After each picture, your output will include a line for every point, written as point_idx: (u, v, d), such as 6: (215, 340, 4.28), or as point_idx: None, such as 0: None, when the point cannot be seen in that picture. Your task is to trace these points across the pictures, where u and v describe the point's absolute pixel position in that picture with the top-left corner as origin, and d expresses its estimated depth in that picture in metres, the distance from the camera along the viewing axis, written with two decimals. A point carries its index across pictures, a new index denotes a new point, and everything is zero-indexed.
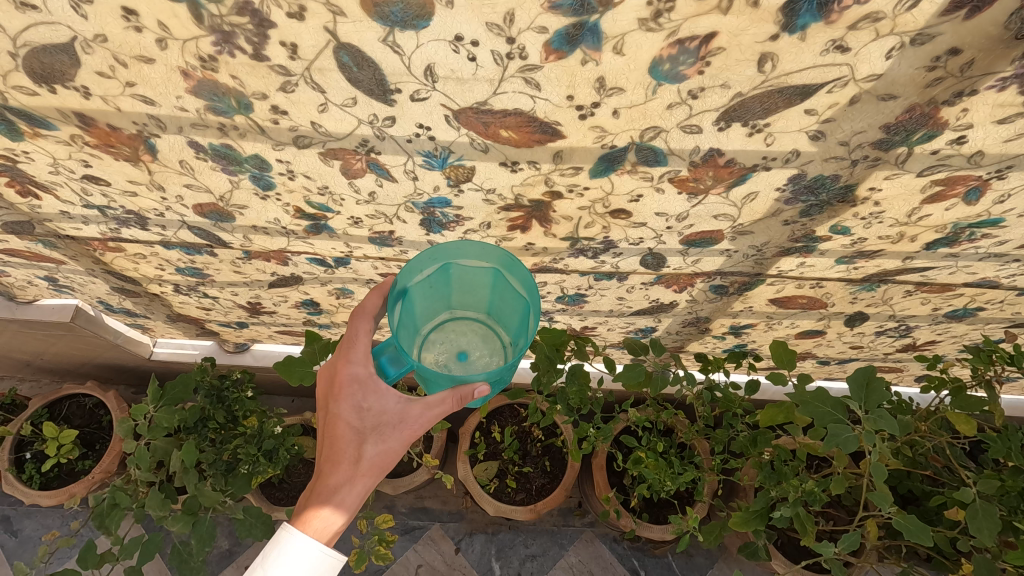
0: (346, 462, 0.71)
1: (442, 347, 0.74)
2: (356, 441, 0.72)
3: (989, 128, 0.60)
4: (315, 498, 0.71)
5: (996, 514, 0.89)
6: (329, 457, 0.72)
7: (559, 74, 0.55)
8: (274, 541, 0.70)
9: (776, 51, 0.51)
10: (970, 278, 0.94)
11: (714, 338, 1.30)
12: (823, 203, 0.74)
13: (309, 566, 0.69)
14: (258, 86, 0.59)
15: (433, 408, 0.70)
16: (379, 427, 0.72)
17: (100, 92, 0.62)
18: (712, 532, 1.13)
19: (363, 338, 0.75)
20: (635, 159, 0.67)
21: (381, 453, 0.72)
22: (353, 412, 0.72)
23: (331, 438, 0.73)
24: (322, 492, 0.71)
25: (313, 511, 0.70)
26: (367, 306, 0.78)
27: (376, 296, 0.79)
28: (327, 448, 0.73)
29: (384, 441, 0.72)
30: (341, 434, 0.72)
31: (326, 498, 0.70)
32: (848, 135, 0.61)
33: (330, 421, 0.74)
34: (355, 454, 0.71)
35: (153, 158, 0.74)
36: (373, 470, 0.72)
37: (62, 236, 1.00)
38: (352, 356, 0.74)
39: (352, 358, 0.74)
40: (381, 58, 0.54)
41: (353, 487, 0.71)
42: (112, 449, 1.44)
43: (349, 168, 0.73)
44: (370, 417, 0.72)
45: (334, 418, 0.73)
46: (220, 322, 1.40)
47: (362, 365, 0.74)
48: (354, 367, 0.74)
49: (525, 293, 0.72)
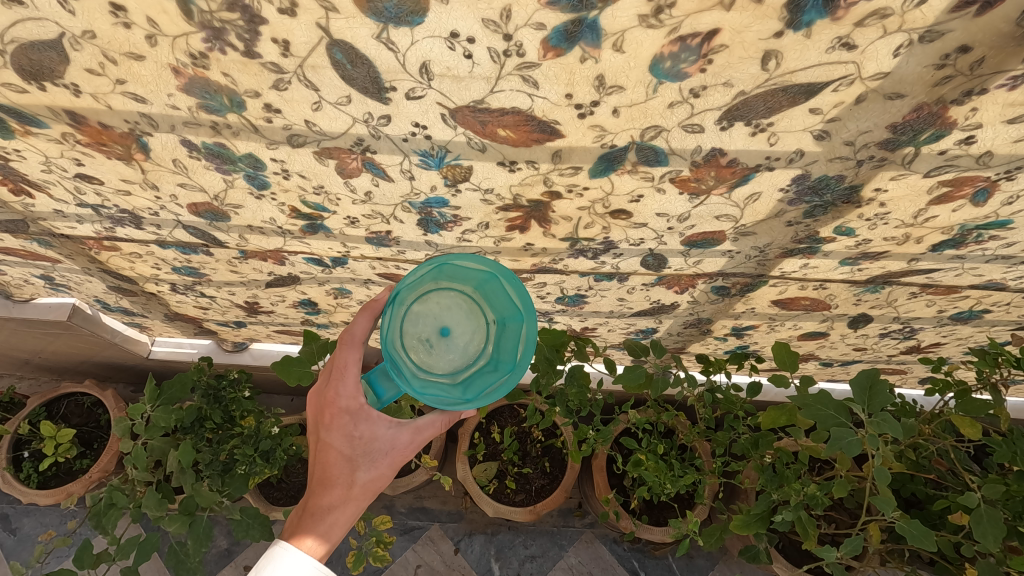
0: (339, 487, 0.71)
1: (423, 320, 0.70)
2: (348, 467, 0.72)
3: (1000, 127, 0.58)
4: (307, 521, 0.70)
5: (1002, 520, 0.87)
6: (321, 481, 0.72)
7: (558, 72, 0.54)
8: (265, 556, 0.67)
9: (780, 49, 0.49)
10: (977, 280, 0.93)
11: (716, 339, 1.28)
12: (827, 203, 0.72)
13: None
14: (251, 83, 0.58)
15: (424, 432, 0.75)
16: (371, 454, 0.73)
17: (90, 90, 0.61)
18: (712, 535, 1.12)
19: (353, 369, 0.73)
20: (635, 159, 0.66)
21: (374, 477, 0.73)
22: (344, 439, 0.72)
23: (322, 463, 0.73)
24: (315, 514, 0.70)
25: (306, 533, 0.69)
26: (356, 332, 0.72)
27: (366, 313, 0.73)
28: (318, 472, 0.73)
29: (377, 466, 0.73)
30: (333, 461, 0.72)
31: (319, 522, 0.70)
32: (854, 134, 0.60)
33: (321, 447, 0.73)
34: (347, 480, 0.71)
35: (147, 156, 0.73)
36: (366, 493, 0.73)
37: (56, 234, 0.99)
38: (342, 385, 0.73)
39: (342, 389, 0.73)
40: (375, 54, 0.53)
41: (347, 509, 0.72)
42: (109, 448, 1.43)
43: (345, 167, 0.71)
44: (362, 445, 0.72)
45: (325, 444, 0.73)
46: (217, 321, 1.38)
47: (352, 397, 0.72)
48: (345, 398, 0.72)
49: (520, 303, 0.68)
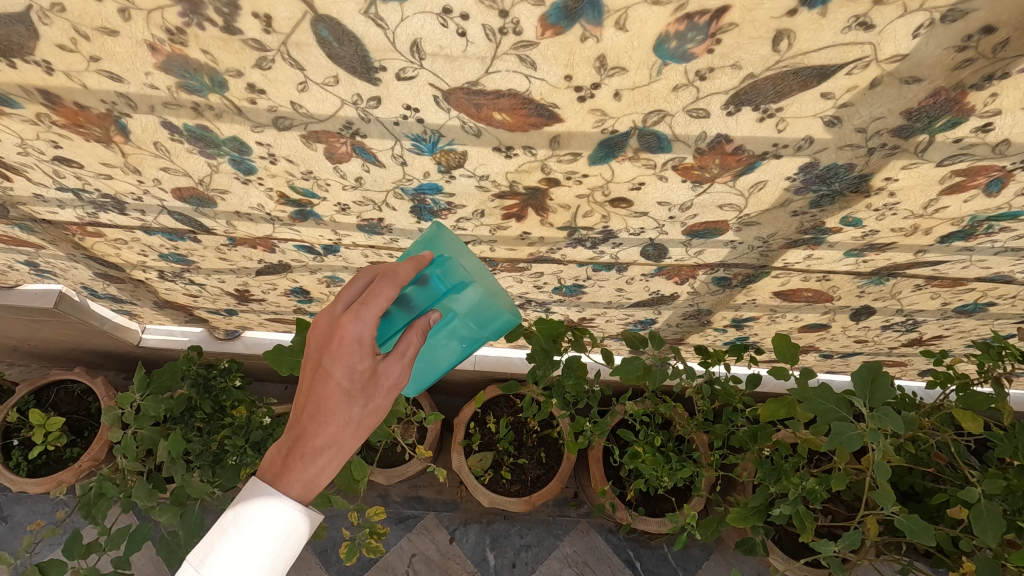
0: (333, 425, 0.63)
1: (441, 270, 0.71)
2: (346, 403, 0.64)
3: (1019, 114, 0.55)
4: (295, 461, 0.64)
5: (1001, 515, 0.86)
6: (315, 416, 0.63)
7: (557, 51, 0.51)
8: (244, 497, 0.64)
9: (793, 28, 0.47)
10: (984, 272, 0.91)
11: (715, 330, 1.26)
12: (834, 193, 0.70)
13: (275, 537, 0.64)
14: (232, 61, 0.55)
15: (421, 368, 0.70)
16: (372, 389, 0.65)
17: (63, 67, 0.58)
18: (709, 527, 1.12)
19: (381, 299, 0.63)
20: (637, 145, 0.63)
21: (371, 413, 0.65)
22: (348, 371, 0.63)
23: (317, 397, 0.63)
24: (305, 456, 0.63)
25: (296, 477, 0.64)
26: (401, 269, 0.66)
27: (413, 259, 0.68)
28: (312, 404, 0.64)
29: (375, 402, 0.65)
30: (331, 394, 0.63)
31: (309, 464, 0.64)
32: (866, 121, 0.57)
33: (319, 376, 0.64)
34: (343, 417, 0.64)
35: (126, 139, 0.70)
36: (361, 431, 0.66)
37: (38, 219, 0.96)
38: (362, 314, 0.63)
39: (359, 317, 0.63)
40: (363, 31, 0.50)
41: (339, 449, 0.65)
42: (99, 437, 1.41)
43: (334, 152, 0.68)
44: (365, 380, 0.64)
45: (325, 374, 0.63)
46: (208, 309, 1.36)
47: (369, 328, 0.63)
48: (360, 327, 0.63)
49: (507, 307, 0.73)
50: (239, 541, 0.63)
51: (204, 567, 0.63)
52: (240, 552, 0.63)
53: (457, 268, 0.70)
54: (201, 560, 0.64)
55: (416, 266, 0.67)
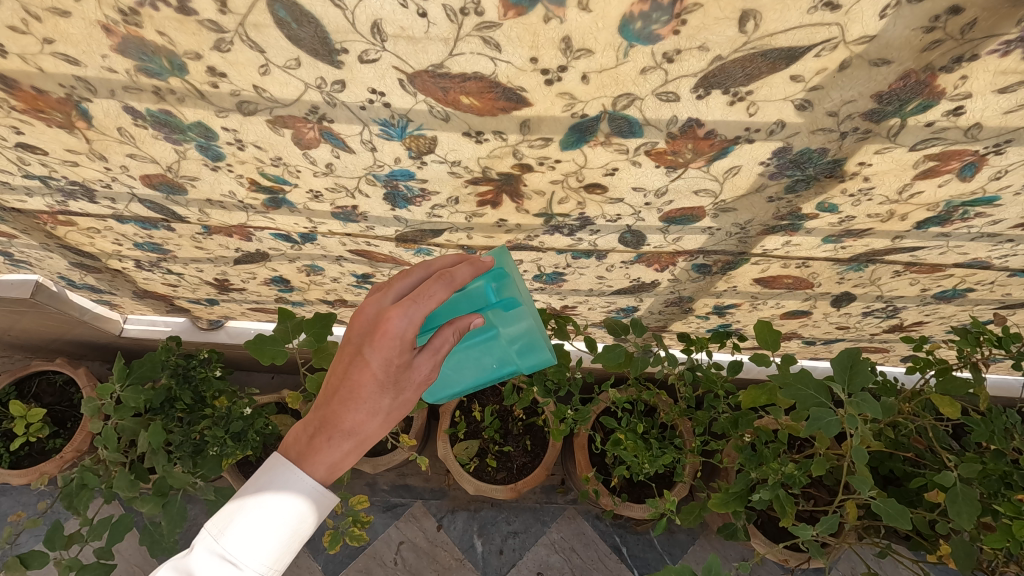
0: (361, 413, 0.65)
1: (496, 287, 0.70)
2: (377, 394, 0.64)
3: (990, 97, 0.55)
4: (321, 443, 0.66)
5: (976, 498, 0.86)
6: (345, 403, 0.64)
7: (520, 33, 0.50)
8: (266, 466, 0.68)
9: (759, 8, 0.46)
10: (962, 258, 0.91)
11: (698, 317, 1.26)
12: (810, 177, 0.69)
13: (295, 504, 0.67)
14: (189, 44, 0.53)
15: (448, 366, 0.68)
16: (403, 384, 0.65)
17: (16, 49, 0.56)
18: (692, 513, 1.12)
19: (430, 301, 0.61)
20: (608, 130, 0.62)
21: (399, 403, 0.67)
22: (384, 365, 0.63)
23: (351, 383, 0.64)
24: (331, 438, 0.66)
25: (320, 460, 0.67)
26: (458, 273, 0.62)
27: (472, 263, 0.64)
28: (344, 390, 0.64)
29: (405, 395, 0.66)
30: (365, 384, 0.63)
31: (334, 446, 0.66)
32: (837, 104, 0.56)
33: (355, 364, 0.64)
34: (372, 406, 0.65)
35: (89, 124, 0.68)
36: (388, 419, 0.67)
37: (7, 209, 0.94)
38: (408, 312, 0.61)
39: (406, 314, 0.61)
40: (321, 12, 0.49)
41: (364, 436, 0.67)
42: (81, 428, 1.40)
43: (302, 137, 0.67)
44: (397, 375, 0.64)
45: (361, 364, 0.63)
46: (189, 299, 1.34)
47: (412, 326, 0.61)
48: (403, 323, 0.61)
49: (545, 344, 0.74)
50: (262, 507, 0.66)
51: (225, 535, 0.66)
52: (262, 516, 0.66)
53: (512, 286, 0.70)
54: (221, 529, 0.66)
55: (472, 270, 0.64)
